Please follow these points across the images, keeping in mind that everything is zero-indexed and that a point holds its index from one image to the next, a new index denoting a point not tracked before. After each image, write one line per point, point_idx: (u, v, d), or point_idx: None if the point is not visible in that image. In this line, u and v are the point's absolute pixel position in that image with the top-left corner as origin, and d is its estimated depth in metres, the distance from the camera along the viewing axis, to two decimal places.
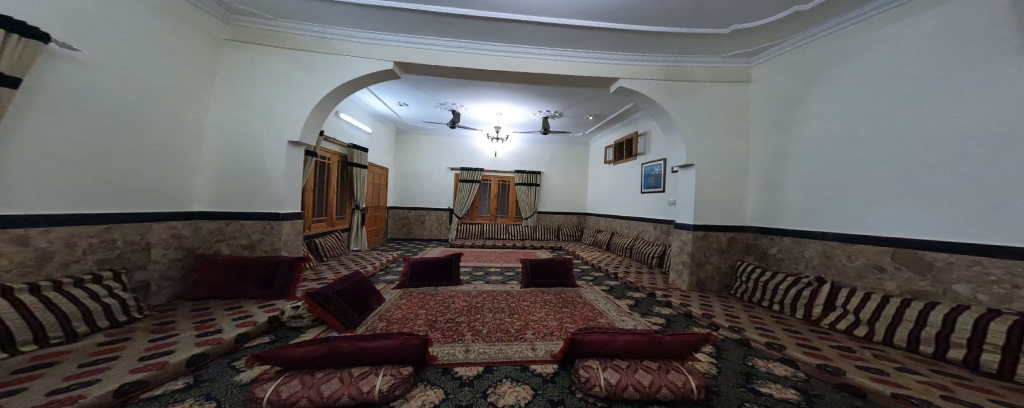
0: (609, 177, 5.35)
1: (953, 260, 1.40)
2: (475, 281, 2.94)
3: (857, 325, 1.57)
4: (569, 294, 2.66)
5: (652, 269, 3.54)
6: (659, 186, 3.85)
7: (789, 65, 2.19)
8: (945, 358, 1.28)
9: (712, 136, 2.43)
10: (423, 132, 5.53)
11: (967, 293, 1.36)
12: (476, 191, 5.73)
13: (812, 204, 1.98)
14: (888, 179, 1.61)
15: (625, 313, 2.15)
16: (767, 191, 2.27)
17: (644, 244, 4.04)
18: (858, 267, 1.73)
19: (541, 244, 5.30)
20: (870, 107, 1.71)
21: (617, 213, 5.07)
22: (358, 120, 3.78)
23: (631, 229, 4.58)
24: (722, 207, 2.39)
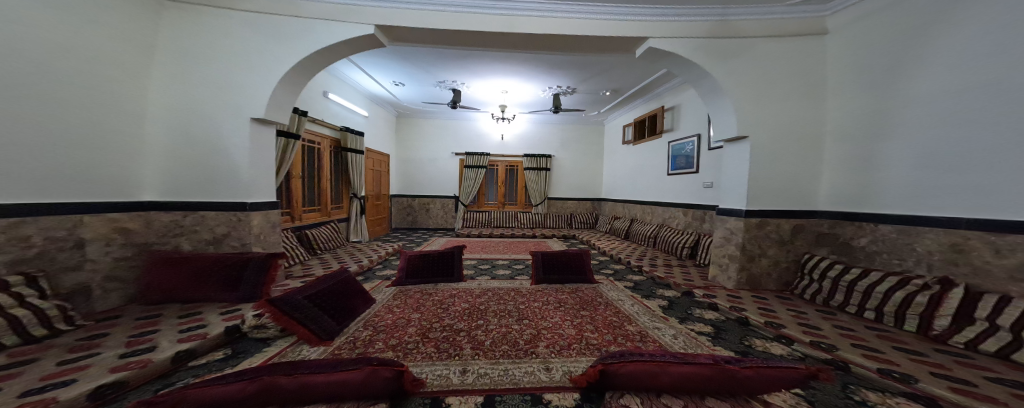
0: (628, 160, 4.89)
1: None
2: (481, 276, 2.64)
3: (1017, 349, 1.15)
4: (587, 292, 2.31)
5: (681, 261, 3.13)
6: (692, 166, 3.43)
7: (883, 9, 1.71)
8: None
9: (778, 104, 2.00)
10: (426, 115, 5.21)
11: None
12: (482, 177, 5.40)
13: (927, 182, 1.53)
14: None
15: (659, 319, 1.82)
16: (855, 167, 1.83)
17: (670, 232, 3.62)
18: (1013, 267, 1.29)
19: (553, 232, 4.94)
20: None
21: (637, 198, 4.63)
22: (351, 102, 3.49)
23: (655, 216, 4.15)
24: (785, 191, 2.01)
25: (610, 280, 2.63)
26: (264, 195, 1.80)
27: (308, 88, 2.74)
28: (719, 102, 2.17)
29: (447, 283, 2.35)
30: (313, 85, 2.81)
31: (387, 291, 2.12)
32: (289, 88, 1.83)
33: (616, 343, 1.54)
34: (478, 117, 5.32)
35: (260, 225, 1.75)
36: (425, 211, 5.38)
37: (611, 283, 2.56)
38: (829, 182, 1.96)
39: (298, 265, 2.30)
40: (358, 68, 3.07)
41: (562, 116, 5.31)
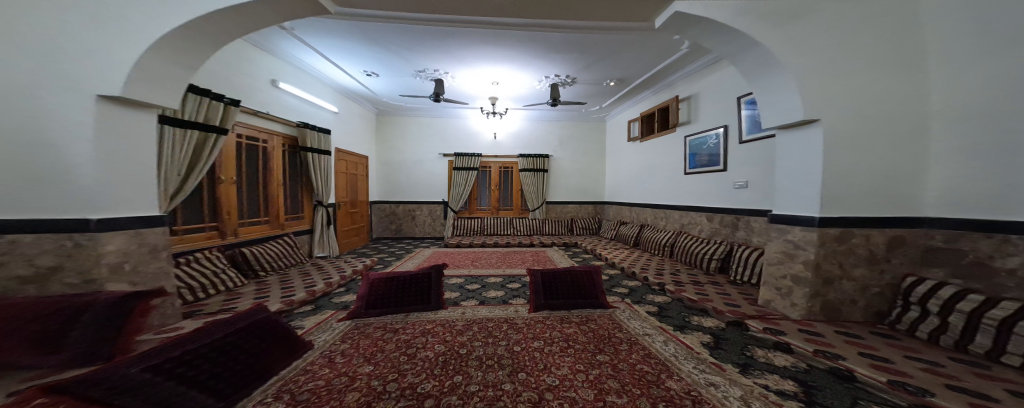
0: (635, 159, 4.42)
1: None
2: (468, 300, 2.12)
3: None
4: (607, 324, 1.80)
5: (710, 276, 2.66)
6: (717, 164, 3.01)
7: None
8: None
9: (864, 82, 1.61)
10: (411, 114, 4.75)
11: None
12: (473, 181, 4.91)
13: None
14: None
15: (704, 362, 1.41)
16: (988, 153, 1.42)
17: (690, 240, 3.15)
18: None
19: (555, 239, 4.43)
20: None
21: (647, 201, 4.17)
22: (313, 94, 3.11)
23: (669, 221, 3.69)
24: (877, 190, 1.65)
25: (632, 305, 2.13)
26: (131, 208, 1.41)
27: (246, 74, 2.36)
28: (773, 82, 1.75)
29: (419, 313, 1.82)
30: (253, 71, 2.43)
31: (336, 329, 1.60)
32: (163, 55, 1.37)
33: None
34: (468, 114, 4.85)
35: (121, 249, 1.35)
36: (410, 218, 4.87)
37: (630, 309, 2.05)
38: (937, 176, 1.59)
39: (225, 294, 1.90)
40: (316, 52, 2.66)
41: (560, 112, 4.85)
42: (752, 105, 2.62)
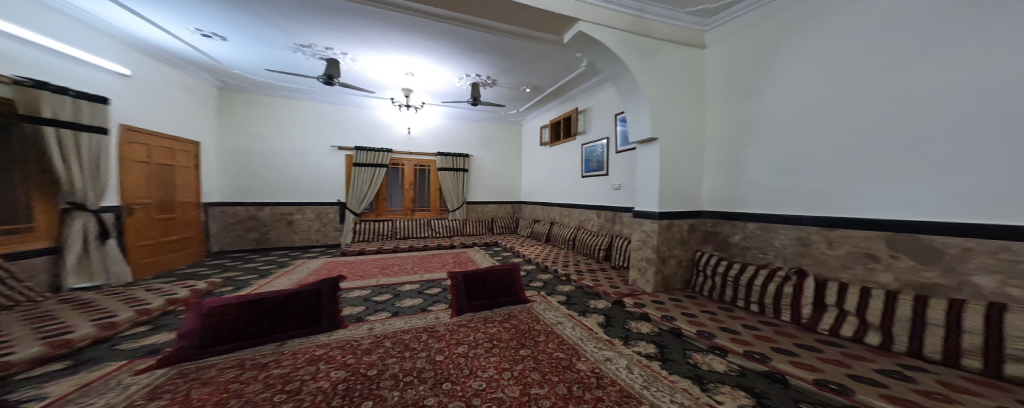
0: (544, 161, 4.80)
1: (969, 246, 1.36)
2: (381, 312, 1.94)
3: (867, 331, 1.50)
4: (524, 317, 1.93)
5: (601, 264, 3.13)
6: (602, 168, 3.55)
7: (749, 28, 2.12)
8: (1003, 376, 1.18)
9: (675, 108, 2.30)
10: (285, 94, 4.03)
11: (991, 286, 1.31)
12: (383, 178, 4.49)
13: (786, 179, 1.93)
14: (891, 151, 1.54)
15: (603, 339, 1.65)
16: (730, 165, 2.23)
17: (588, 234, 3.61)
18: (842, 257, 1.71)
19: (473, 239, 4.43)
20: (845, 72, 1.68)
21: (555, 200, 4.55)
22: (70, 42, 2.28)
23: (572, 218, 4.12)
24: (682, 188, 2.34)
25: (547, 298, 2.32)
26: None
27: None
28: (634, 100, 2.33)
29: (293, 341, 1.56)
30: None
31: (135, 385, 1.22)
32: None
33: (570, 399, 1.18)
34: (368, 104, 4.39)
35: None
36: (287, 224, 4.12)
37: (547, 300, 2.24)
38: (709, 184, 2.38)
39: None
40: None
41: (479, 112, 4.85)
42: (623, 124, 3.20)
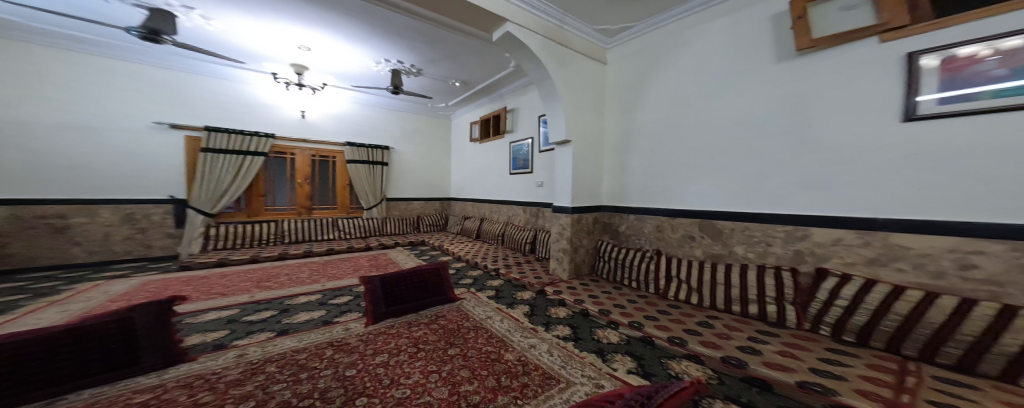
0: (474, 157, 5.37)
1: (732, 228, 2.57)
2: (255, 336, 1.91)
3: (691, 293, 2.59)
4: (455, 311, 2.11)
5: (527, 257, 3.83)
6: (528, 166, 4.23)
7: (634, 50, 3.31)
8: (749, 313, 2.27)
9: (583, 108, 3.44)
10: (47, 40, 3.43)
11: (741, 252, 2.53)
12: (260, 169, 4.57)
13: (650, 163, 3.19)
14: (697, 147, 2.80)
15: (529, 330, 1.98)
16: (618, 148, 3.50)
17: (516, 229, 4.25)
18: (679, 237, 2.94)
19: (394, 238, 4.87)
20: (678, 90, 2.93)
21: (485, 198, 5.10)
22: None
23: (501, 215, 4.66)
24: (588, 177, 3.56)
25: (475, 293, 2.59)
26: None
27: None
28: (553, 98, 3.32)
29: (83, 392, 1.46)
30: None
31: None
32: None
33: (498, 391, 1.38)
34: (212, 75, 4.27)
35: None
36: (142, 230, 3.96)
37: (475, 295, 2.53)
38: (607, 181, 3.65)
39: None
40: None
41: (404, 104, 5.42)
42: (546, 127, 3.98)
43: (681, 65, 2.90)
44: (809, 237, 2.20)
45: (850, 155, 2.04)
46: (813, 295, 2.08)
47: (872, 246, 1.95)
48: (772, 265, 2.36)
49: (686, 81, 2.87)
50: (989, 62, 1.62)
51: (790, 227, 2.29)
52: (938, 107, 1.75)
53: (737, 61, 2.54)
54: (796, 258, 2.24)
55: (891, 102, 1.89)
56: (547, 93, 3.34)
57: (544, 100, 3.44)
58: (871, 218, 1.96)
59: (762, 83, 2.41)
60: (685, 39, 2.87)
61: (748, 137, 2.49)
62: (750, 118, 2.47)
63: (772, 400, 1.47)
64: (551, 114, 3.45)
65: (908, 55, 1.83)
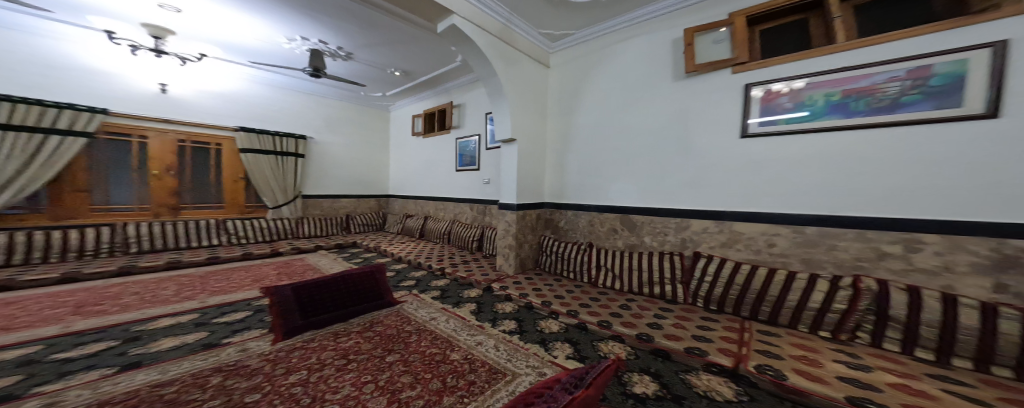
0: (423, 152, 5.69)
1: (646, 221, 3.06)
2: (69, 379, 1.53)
3: (613, 280, 3.06)
4: (393, 319, 2.11)
5: (474, 254, 3.95)
6: (475, 164, 4.53)
7: (572, 57, 3.52)
8: (656, 294, 2.81)
9: (528, 111, 3.55)
10: None
11: (650, 242, 3.05)
12: (85, 156, 3.84)
13: (585, 166, 3.47)
14: (625, 151, 3.16)
15: (474, 328, 2.03)
16: (558, 151, 3.70)
17: (462, 228, 4.42)
18: (606, 230, 3.34)
19: (321, 241, 5.01)
20: (610, 99, 3.24)
21: (429, 196, 5.34)
22: None
23: (447, 212, 4.92)
24: (533, 179, 3.68)
25: (420, 297, 2.49)
26: None
27: None
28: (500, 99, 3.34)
29: None
30: None
31: None
32: None
33: (443, 389, 1.41)
34: None
35: None
36: None
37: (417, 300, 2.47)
38: (549, 180, 3.82)
39: None
40: None
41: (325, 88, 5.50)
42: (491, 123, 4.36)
43: (611, 74, 3.21)
44: (690, 226, 2.80)
45: (719, 160, 2.63)
46: (693, 274, 2.65)
47: (724, 232, 2.63)
48: (668, 251, 2.92)
49: (616, 91, 3.19)
50: (785, 97, 2.33)
51: (677, 219, 2.87)
52: (760, 128, 2.43)
53: (652, 75, 2.94)
54: (682, 245, 2.84)
55: (734, 120, 2.55)
56: (494, 93, 3.34)
57: (491, 99, 3.43)
58: (720, 211, 2.65)
59: (674, 96, 2.82)
60: (613, 52, 3.19)
61: (661, 144, 2.92)
62: (665, 127, 2.89)
63: (671, 366, 1.97)
64: (496, 112, 3.46)
65: (746, 85, 2.48)
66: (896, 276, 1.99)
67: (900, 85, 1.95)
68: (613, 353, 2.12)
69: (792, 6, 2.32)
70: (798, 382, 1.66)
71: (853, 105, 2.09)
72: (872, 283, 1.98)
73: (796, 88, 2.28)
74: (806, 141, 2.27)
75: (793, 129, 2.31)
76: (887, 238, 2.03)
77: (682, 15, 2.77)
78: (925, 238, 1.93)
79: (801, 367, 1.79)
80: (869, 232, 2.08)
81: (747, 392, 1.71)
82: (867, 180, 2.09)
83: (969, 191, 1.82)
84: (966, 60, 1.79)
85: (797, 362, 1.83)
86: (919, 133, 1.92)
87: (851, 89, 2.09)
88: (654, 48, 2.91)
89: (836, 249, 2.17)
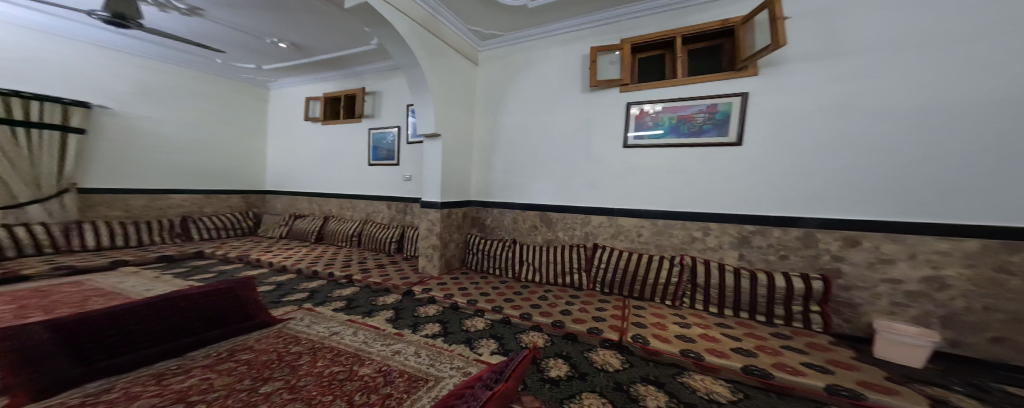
0: (329, 142, 5.24)
1: (560, 217, 3.41)
2: None
3: (532, 272, 3.33)
4: (287, 337, 2.27)
5: (394, 255, 3.90)
6: (393, 159, 4.34)
7: (500, 59, 3.65)
8: (569, 283, 3.20)
9: (453, 107, 3.49)
10: None
11: (562, 236, 3.42)
12: None
13: (509, 165, 3.63)
14: (544, 153, 3.44)
15: (393, 338, 2.46)
16: (484, 150, 3.78)
17: (379, 227, 4.20)
18: (527, 226, 3.58)
19: (172, 252, 4.22)
20: (531, 103, 3.47)
21: (334, 193, 5.01)
22: None
23: (358, 211, 4.68)
24: (458, 178, 3.68)
25: (316, 313, 2.77)
26: None
27: None
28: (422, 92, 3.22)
29: None
30: None
31: None
32: None
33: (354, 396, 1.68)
34: None
35: None
36: None
37: (315, 316, 2.71)
38: (475, 177, 3.88)
39: None
40: None
41: (141, 46, 4.43)
42: (413, 116, 4.27)
43: (533, 79, 3.43)
44: (589, 220, 3.28)
45: (613, 166, 3.12)
46: (593, 263, 3.14)
47: (612, 225, 3.18)
48: (576, 243, 3.34)
49: (536, 95, 3.43)
50: (649, 117, 2.90)
51: (581, 216, 3.31)
52: (634, 140, 2.98)
53: (564, 84, 3.27)
54: (585, 237, 3.30)
55: (618, 132, 3.05)
56: (416, 86, 3.21)
57: (412, 92, 3.26)
58: (609, 208, 3.18)
59: (582, 105, 3.19)
60: (535, 58, 3.42)
61: (573, 150, 3.29)
62: (576, 133, 3.25)
63: (577, 347, 2.42)
64: (419, 104, 3.29)
65: (628, 103, 2.97)
66: (700, 254, 2.84)
67: (704, 116, 2.70)
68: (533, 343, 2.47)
69: (655, 43, 2.86)
70: (657, 344, 2.28)
71: (683, 128, 2.78)
72: (688, 259, 2.83)
73: (656, 111, 2.87)
74: (660, 154, 2.90)
75: (655, 144, 2.90)
76: (693, 226, 2.85)
77: (584, 35, 3.15)
78: (711, 226, 2.79)
79: (657, 332, 2.45)
80: (687, 222, 2.86)
81: (628, 360, 2.25)
82: (722, 183, 2.70)
83: (767, 194, 2.58)
84: (731, 103, 2.61)
85: (653, 328, 2.49)
86: (721, 153, 2.69)
87: (681, 115, 2.76)
88: (567, 60, 3.25)
89: (665, 230, 2.95)
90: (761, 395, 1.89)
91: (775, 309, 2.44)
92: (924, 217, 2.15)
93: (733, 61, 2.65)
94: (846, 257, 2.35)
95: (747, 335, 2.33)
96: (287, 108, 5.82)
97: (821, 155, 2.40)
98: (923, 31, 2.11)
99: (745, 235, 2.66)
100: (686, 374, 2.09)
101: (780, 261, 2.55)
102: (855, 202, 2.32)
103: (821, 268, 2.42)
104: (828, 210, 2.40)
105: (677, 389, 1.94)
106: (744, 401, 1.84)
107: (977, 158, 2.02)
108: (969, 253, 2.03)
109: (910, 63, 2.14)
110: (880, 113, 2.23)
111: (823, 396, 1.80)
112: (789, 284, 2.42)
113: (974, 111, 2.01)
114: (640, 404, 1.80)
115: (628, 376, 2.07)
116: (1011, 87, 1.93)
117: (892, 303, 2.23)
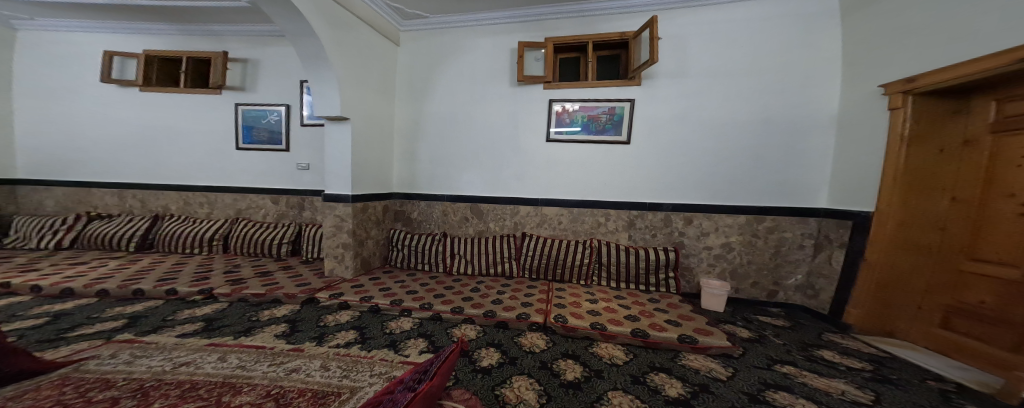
0: (158, 115, 3.78)
1: (489, 209, 3.53)
2: None
3: (462, 265, 3.30)
4: (84, 384, 1.48)
5: (288, 260, 3.40)
6: (280, 143, 3.71)
7: (423, 44, 3.53)
8: (500, 273, 3.30)
9: (367, 88, 3.15)
10: None
11: (491, 228, 3.54)
12: None
13: (434, 158, 3.57)
14: (470, 146, 3.51)
15: (287, 355, 1.89)
16: (407, 140, 3.60)
17: (259, 230, 3.57)
18: (457, 219, 3.59)
19: None
20: (456, 95, 3.50)
21: (179, 184, 3.84)
22: None
23: (223, 205, 3.84)
24: (375, 169, 3.32)
25: (142, 343, 1.89)
26: None
27: None
28: (319, 66, 2.73)
29: None
30: None
31: None
32: None
33: None
34: None
35: None
36: None
37: (142, 347, 1.84)
38: (397, 168, 3.65)
39: None
40: None
41: None
42: (310, 94, 3.63)
43: (459, 68, 3.48)
44: (516, 210, 3.49)
45: (537, 160, 3.43)
46: (520, 250, 3.34)
47: (536, 215, 3.47)
48: (507, 233, 3.51)
49: (462, 87, 3.48)
50: (567, 115, 3.34)
51: (510, 207, 3.49)
52: (556, 134, 3.36)
53: (493, 78, 3.43)
54: (515, 227, 3.51)
55: (542, 127, 3.39)
56: (309, 57, 2.71)
57: (304, 65, 2.76)
58: (535, 198, 3.46)
59: (506, 101, 3.42)
60: (462, 47, 3.46)
61: (495, 146, 3.47)
62: (501, 128, 3.44)
63: (507, 334, 2.45)
64: (313, 82, 2.81)
65: (550, 100, 3.35)
66: (603, 236, 3.41)
67: (607, 116, 3.28)
68: (464, 336, 2.36)
69: (571, 46, 3.33)
70: (572, 322, 2.50)
71: (591, 126, 3.31)
72: (595, 242, 3.33)
73: (573, 109, 3.33)
74: (576, 148, 3.36)
75: (571, 139, 3.35)
76: (598, 213, 3.39)
77: (511, 29, 3.38)
78: (610, 213, 3.37)
79: (572, 310, 2.70)
80: (594, 210, 3.39)
81: (551, 339, 2.42)
82: (619, 177, 3.33)
83: (647, 185, 3.29)
84: (622, 107, 3.24)
85: (570, 307, 2.74)
86: (617, 149, 3.30)
87: (590, 114, 3.30)
88: (490, 58, 3.42)
89: (576, 217, 3.42)
90: (644, 352, 2.31)
91: (650, 278, 3.15)
92: (724, 200, 3.17)
93: (625, 69, 3.29)
94: (685, 232, 3.26)
95: (633, 303, 2.88)
96: (55, 63, 3.81)
97: (674, 154, 3.22)
98: (724, 69, 3.08)
99: (632, 219, 3.34)
100: (595, 345, 2.38)
101: (651, 237, 3.32)
102: (691, 189, 3.22)
103: (674, 242, 3.28)
104: (676, 196, 3.25)
105: (589, 359, 2.19)
106: (634, 360, 2.21)
107: (750, 160, 3.10)
108: (741, 225, 3.15)
109: (720, 91, 3.10)
110: (704, 124, 3.15)
111: (677, 345, 2.34)
112: (661, 253, 3.18)
113: (749, 129, 3.08)
114: (562, 378, 1.95)
115: (551, 354, 2.22)
116: (764, 113, 3.04)
117: (709, 264, 3.24)
